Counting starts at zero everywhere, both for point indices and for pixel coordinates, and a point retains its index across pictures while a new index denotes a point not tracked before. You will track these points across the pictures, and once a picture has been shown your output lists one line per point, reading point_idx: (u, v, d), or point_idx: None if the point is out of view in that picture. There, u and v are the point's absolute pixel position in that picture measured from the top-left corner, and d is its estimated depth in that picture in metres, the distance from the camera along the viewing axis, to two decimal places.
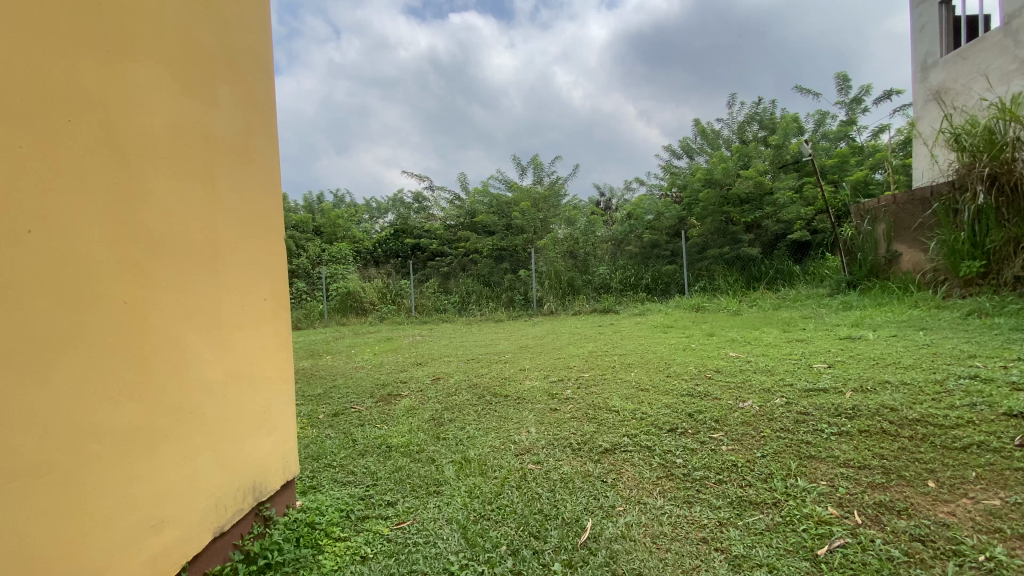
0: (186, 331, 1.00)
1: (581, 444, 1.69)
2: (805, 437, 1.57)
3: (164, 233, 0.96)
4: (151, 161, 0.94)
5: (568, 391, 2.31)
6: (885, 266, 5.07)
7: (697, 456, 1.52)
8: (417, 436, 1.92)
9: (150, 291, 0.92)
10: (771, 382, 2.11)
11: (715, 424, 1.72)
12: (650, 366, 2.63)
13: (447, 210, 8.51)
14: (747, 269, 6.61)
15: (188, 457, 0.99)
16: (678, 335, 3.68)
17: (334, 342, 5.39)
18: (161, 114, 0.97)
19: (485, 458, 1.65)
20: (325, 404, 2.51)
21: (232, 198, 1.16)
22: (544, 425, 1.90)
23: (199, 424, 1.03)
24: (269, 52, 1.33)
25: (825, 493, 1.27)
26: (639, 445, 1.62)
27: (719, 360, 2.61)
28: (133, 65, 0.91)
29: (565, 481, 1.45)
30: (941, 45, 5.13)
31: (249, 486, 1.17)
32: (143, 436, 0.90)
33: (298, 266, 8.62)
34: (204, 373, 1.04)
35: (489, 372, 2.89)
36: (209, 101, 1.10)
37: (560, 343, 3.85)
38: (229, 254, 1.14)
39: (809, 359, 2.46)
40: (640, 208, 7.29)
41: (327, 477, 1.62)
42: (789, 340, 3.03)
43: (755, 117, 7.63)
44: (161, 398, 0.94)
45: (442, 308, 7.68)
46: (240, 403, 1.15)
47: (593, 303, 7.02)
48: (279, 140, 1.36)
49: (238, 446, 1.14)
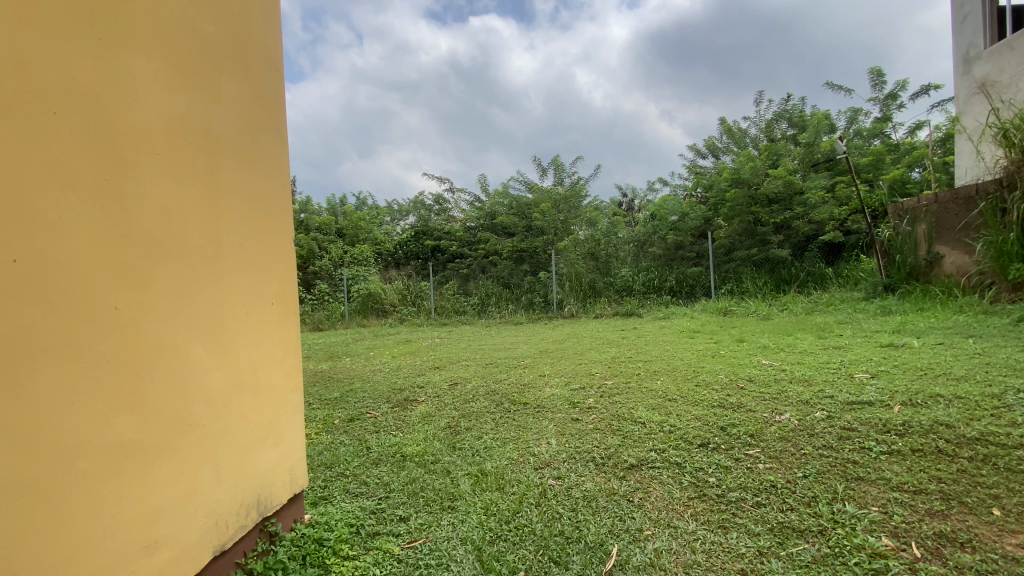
0: (185, 338, 0.94)
1: (605, 458, 1.59)
2: (851, 457, 1.43)
3: (161, 232, 0.90)
4: (146, 157, 0.88)
5: (589, 399, 2.20)
6: (927, 269, 4.80)
7: (730, 475, 1.40)
8: (433, 445, 1.85)
9: (145, 296, 0.87)
10: (809, 393, 1.97)
11: (751, 439, 1.60)
12: (678, 374, 2.51)
13: (467, 211, 8.52)
14: (777, 271, 6.38)
15: (187, 472, 0.93)
16: (706, 340, 3.52)
17: (353, 344, 5.37)
18: (159, 108, 0.91)
19: (503, 472, 1.56)
20: (341, 409, 2.47)
21: (236, 197, 1.10)
22: (565, 436, 1.81)
23: (198, 437, 0.96)
24: (279, 45, 1.27)
25: (878, 521, 1.15)
26: (668, 461, 1.51)
27: (751, 368, 2.46)
28: (128, 55, 0.86)
29: (588, 500, 1.35)
30: (985, 37, 4.85)
31: (253, 501, 1.11)
32: (137, 451, 0.84)
33: (320, 268, 8.71)
34: (205, 382, 0.98)
35: (508, 378, 2.80)
36: (213, 95, 1.04)
37: (582, 348, 3.73)
38: (232, 256, 1.08)
39: (849, 368, 2.31)
40: (664, 209, 7.10)
41: (339, 488, 1.56)
42: (825, 347, 2.85)
43: (784, 116, 7.38)
44: (156, 409, 0.88)
45: (462, 310, 7.62)
46: (245, 414, 1.09)
47: (614, 306, 6.87)
48: (288, 138, 1.29)
49: (241, 458, 1.07)
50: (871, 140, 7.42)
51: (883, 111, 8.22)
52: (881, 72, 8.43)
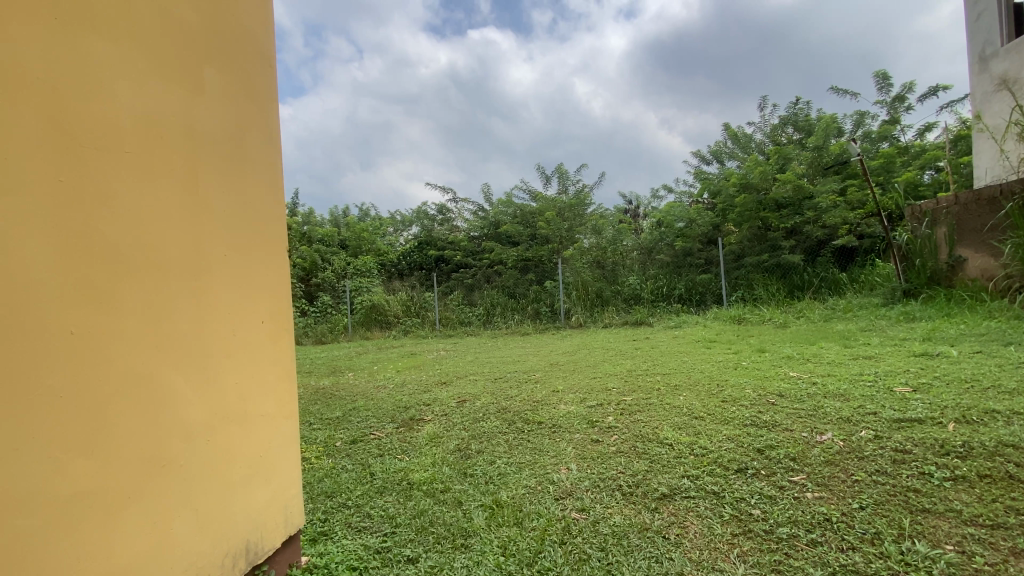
0: (159, 365, 0.80)
1: (632, 487, 1.44)
2: (910, 484, 1.29)
3: (128, 241, 0.77)
4: (113, 156, 0.75)
5: (609, 418, 2.06)
6: (949, 273, 4.66)
7: (777, 507, 1.25)
8: (441, 472, 1.70)
9: (113, 319, 0.74)
10: (849, 410, 1.82)
11: (795, 464, 1.45)
12: (701, 388, 2.36)
13: (471, 221, 8.45)
14: (789, 277, 6.21)
15: (160, 523, 0.79)
16: (724, 351, 3.35)
17: (356, 358, 5.23)
18: (128, 99, 0.78)
19: (520, 504, 1.41)
20: (343, 430, 2.32)
21: (223, 205, 0.96)
22: (587, 460, 1.66)
23: (177, 480, 0.82)
24: (271, 35, 1.13)
25: (957, 564, 1.00)
26: (704, 490, 1.36)
27: (779, 382, 2.30)
28: (92, 36, 0.73)
29: (618, 538, 1.19)
30: (1002, 34, 4.72)
31: (242, 547, 0.96)
32: (99, 503, 0.70)
33: (324, 280, 8.60)
34: (183, 417, 0.84)
35: (519, 394, 2.65)
36: (196, 89, 0.92)
37: (594, 360, 3.58)
38: (218, 269, 0.94)
39: (887, 380, 2.15)
40: (671, 215, 6.98)
41: (340, 522, 1.41)
42: (856, 358, 2.69)
43: (791, 121, 7.25)
44: (126, 451, 0.74)
45: (467, 321, 7.47)
46: (233, 449, 0.94)
47: (623, 314, 6.70)
48: (282, 137, 1.15)
49: (227, 500, 0.93)
50: (880, 143, 7.29)
51: (891, 114, 8.10)
52: (886, 75, 8.32)
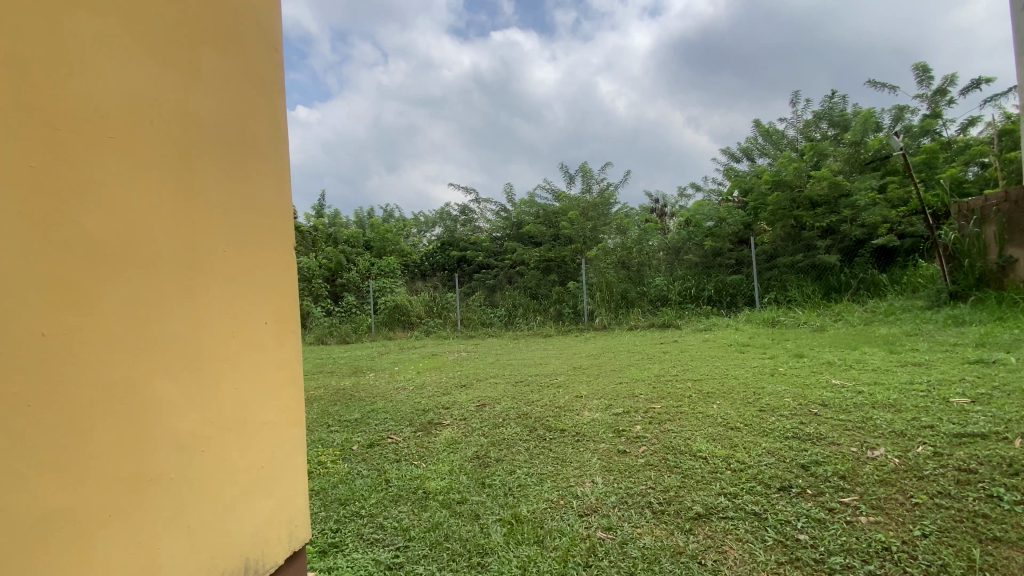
0: (148, 371, 0.74)
1: (663, 505, 1.32)
2: (977, 509, 1.15)
3: (113, 237, 0.70)
4: (95, 145, 0.69)
5: (636, 427, 1.94)
6: (999, 273, 4.38)
7: (827, 532, 1.12)
8: (459, 481, 1.62)
9: (94, 321, 0.67)
10: (901, 422, 1.66)
11: (844, 483, 1.32)
12: (736, 396, 2.21)
13: (493, 222, 8.43)
14: (825, 278, 5.94)
15: (144, 543, 0.73)
16: (759, 356, 3.18)
17: (378, 358, 5.23)
18: (113, 82, 0.72)
19: (541, 520, 1.32)
20: (360, 433, 2.26)
21: (219, 198, 0.89)
22: (614, 473, 1.55)
23: (164, 496, 0.76)
24: (275, 19, 1.06)
25: None
26: (743, 511, 1.24)
27: (821, 391, 2.14)
28: (73, 12, 0.67)
29: (649, 562, 1.09)
30: None
31: (239, 564, 0.89)
32: (75, 522, 0.64)
33: (349, 281, 8.66)
34: (174, 426, 0.78)
35: (541, 399, 2.55)
36: (191, 73, 0.85)
37: (619, 364, 3.45)
38: (216, 266, 0.87)
39: (941, 390, 1.97)
40: (699, 214, 6.81)
41: (353, 533, 1.34)
42: (903, 365, 2.49)
43: (826, 116, 6.95)
44: (105, 465, 0.68)
45: (489, 322, 7.39)
46: (228, 461, 0.87)
47: (648, 316, 6.50)
48: (288, 128, 1.08)
49: (223, 515, 0.86)
50: (921, 138, 6.93)
51: (933, 107, 7.69)
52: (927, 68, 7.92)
